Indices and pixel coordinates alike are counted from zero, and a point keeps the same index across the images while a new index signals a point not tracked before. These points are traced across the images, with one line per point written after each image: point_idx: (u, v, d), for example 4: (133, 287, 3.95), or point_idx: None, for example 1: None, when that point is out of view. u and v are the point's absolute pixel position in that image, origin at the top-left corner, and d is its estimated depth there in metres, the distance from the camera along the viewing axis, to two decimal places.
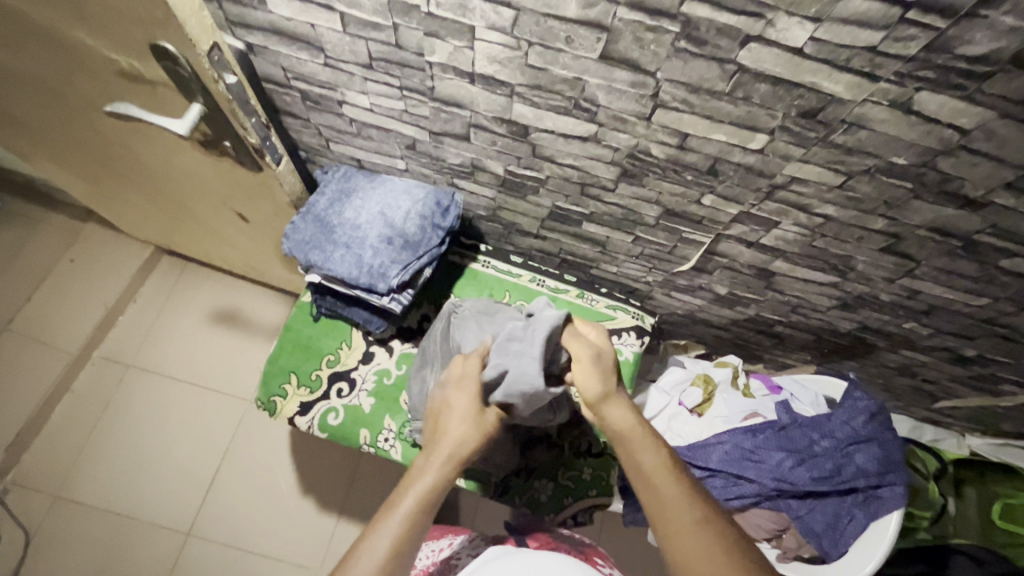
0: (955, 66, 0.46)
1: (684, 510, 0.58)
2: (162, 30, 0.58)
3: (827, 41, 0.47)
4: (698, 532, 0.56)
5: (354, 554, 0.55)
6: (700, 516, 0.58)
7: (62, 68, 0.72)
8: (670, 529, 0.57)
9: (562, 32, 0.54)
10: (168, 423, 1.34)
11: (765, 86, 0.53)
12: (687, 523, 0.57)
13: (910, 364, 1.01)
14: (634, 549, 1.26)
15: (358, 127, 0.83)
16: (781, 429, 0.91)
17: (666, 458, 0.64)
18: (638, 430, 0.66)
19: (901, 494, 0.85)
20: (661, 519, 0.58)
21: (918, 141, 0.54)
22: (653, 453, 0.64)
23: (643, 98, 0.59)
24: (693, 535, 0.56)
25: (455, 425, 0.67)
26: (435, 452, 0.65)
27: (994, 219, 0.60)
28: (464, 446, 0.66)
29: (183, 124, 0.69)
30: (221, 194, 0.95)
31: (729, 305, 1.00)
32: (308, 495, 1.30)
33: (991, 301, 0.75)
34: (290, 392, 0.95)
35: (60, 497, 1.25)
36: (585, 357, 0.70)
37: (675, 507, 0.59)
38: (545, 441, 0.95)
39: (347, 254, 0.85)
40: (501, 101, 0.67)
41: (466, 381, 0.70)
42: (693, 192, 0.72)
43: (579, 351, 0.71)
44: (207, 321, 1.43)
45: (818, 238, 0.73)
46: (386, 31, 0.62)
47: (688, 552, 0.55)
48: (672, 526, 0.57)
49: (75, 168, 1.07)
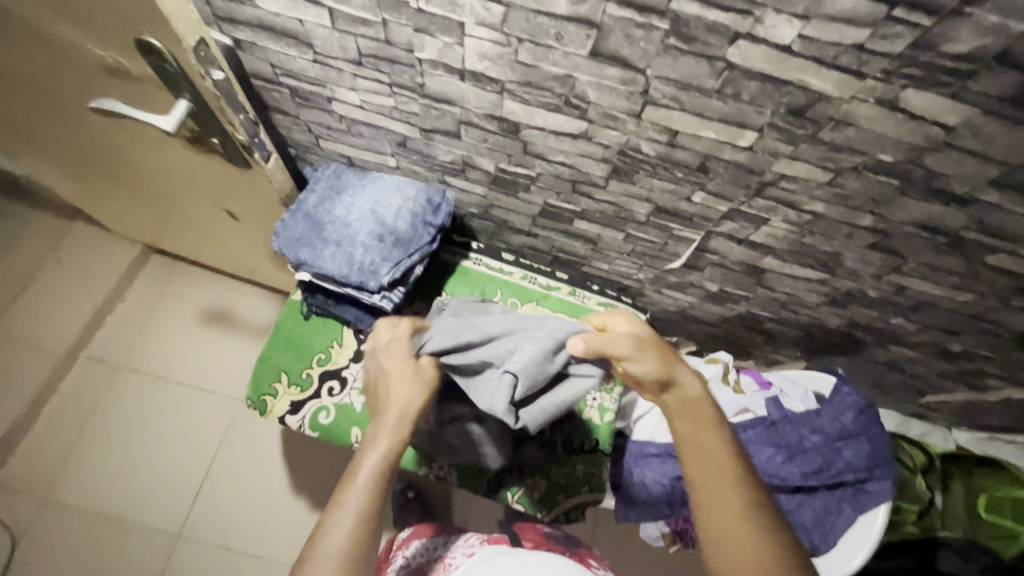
0: (940, 63, 0.46)
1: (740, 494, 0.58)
2: (148, 25, 0.57)
3: (814, 38, 0.47)
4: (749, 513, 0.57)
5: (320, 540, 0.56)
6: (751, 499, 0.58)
7: (46, 64, 0.71)
8: (721, 509, 0.57)
9: (552, 29, 0.54)
10: (157, 424, 1.32)
11: (754, 84, 0.53)
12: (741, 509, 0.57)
13: (897, 360, 1.02)
14: (626, 545, 1.26)
15: (348, 124, 0.82)
16: (771, 425, 0.93)
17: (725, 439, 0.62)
18: (696, 409, 0.64)
19: (889, 488, 0.85)
20: (715, 500, 0.58)
21: (905, 138, 0.54)
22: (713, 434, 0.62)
23: (633, 96, 0.59)
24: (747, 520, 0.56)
25: (397, 387, 0.69)
26: (388, 416, 0.66)
27: (980, 216, 0.61)
28: (412, 401, 0.67)
29: (169, 120, 0.68)
30: (210, 192, 0.95)
31: (719, 302, 1.01)
32: (300, 494, 1.29)
33: (977, 296, 0.76)
34: (279, 391, 0.94)
35: (48, 498, 1.24)
36: (634, 352, 0.66)
37: (730, 492, 0.58)
38: (535, 438, 0.94)
39: (338, 252, 0.85)
40: (492, 98, 0.67)
41: (393, 345, 0.73)
42: (684, 189, 0.72)
43: (625, 347, 0.66)
44: (197, 320, 1.42)
45: (807, 236, 0.73)
46: (375, 27, 0.61)
47: (739, 536, 0.56)
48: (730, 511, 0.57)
49: (61, 165, 1.06)
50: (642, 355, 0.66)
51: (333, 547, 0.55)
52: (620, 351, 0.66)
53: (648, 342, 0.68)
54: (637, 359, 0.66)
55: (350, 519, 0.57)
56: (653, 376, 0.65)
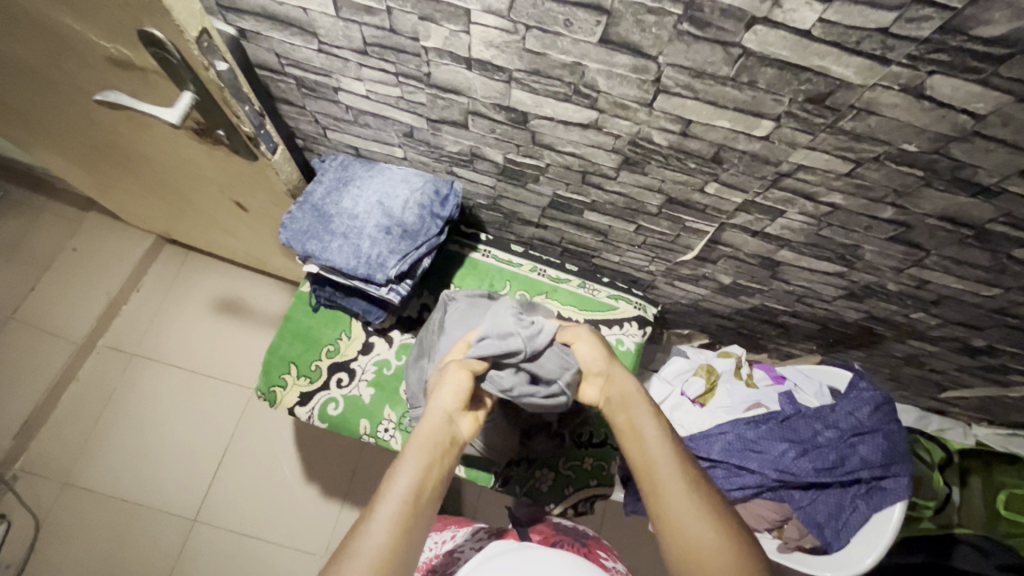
0: (971, 47, 0.44)
1: (676, 478, 0.59)
2: (149, 14, 0.56)
3: (836, 22, 0.45)
4: (690, 496, 0.57)
5: (344, 552, 0.51)
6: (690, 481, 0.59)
7: (51, 55, 0.70)
8: (663, 497, 0.58)
9: (561, 15, 0.52)
10: (174, 412, 1.34)
11: (771, 71, 0.51)
12: (679, 485, 0.58)
13: (917, 354, 1.00)
14: (638, 537, 1.26)
15: (355, 115, 0.81)
16: (785, 420, 0.91)
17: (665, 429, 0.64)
18: (636, 403, 0.67)
19: (905, 485, 0.84)
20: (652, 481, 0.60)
21: (930, 127, 0.52)
22: (653, 421, 0.65)
23: (645, 84, 0.57)
24: (685, 498, 0.57)
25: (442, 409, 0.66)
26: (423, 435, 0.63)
27: (1008, 208, 0.59)
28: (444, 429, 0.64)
29: (174, 113, 0.67)
30: (219, 184, 0.94)
31: (733, 295, 0.99)
32: (311, 483, 1.30)
33: (1003, 290, 0.73)
34: (289, 383, 0.94)
35: (68, 483, 1.26)
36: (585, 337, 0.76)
37: (671, 477, 0.59)
38: (544, 432, 0.93)
39: (345, 244, 0.84)
40: (500, 87, 0.65)
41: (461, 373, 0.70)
42: (697, 180, 0.70)
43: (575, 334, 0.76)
44: (210, 311, 1.42)
45: (825, 228, 0.71)
46: (379, 15, 0.60)
47: (684, 515, 0.56)
48: (670, 493, 0.58)
49: (74, 157, 1.06)
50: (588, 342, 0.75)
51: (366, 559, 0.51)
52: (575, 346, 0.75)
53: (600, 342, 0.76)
54: (585, 344, 0.75)
55: (387, 522, 0.53)
56: (596, 362, 0.74)
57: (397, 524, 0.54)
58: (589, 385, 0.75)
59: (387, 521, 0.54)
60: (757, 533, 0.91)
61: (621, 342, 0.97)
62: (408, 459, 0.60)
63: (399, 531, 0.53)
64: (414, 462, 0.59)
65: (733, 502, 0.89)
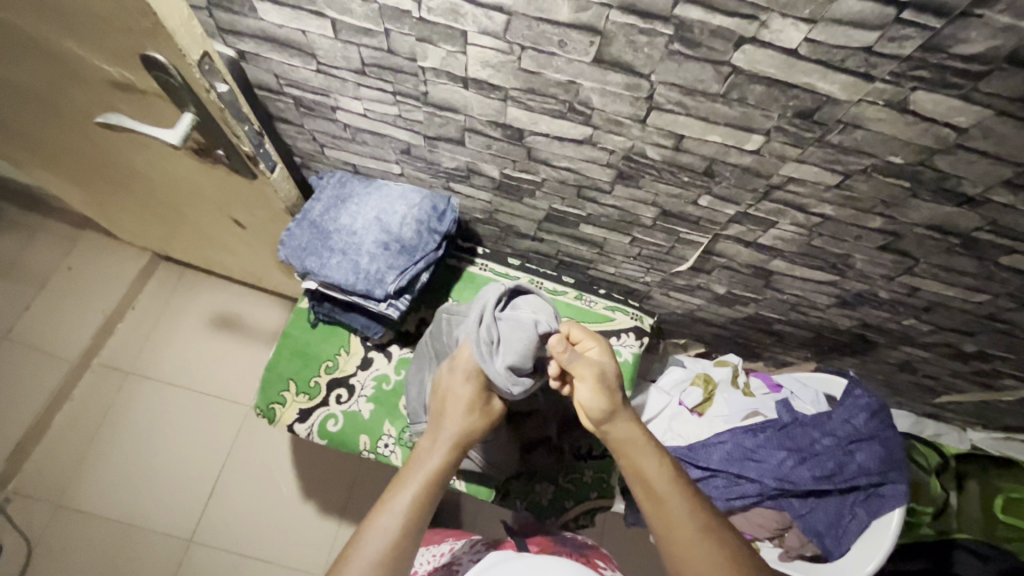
0: (951, 64, 0.45)
1: (686, 518, 0.61)
2: (152, 39, 0.57)
3: (821, 41, 0.46)
4: (698, 540, 0.59)
5: (364, 528, 0.60)
6: (702, 524, 0.60)
7: (52, 77, 0.71)
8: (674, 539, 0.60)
9: (555, 36, 0.54)
10: (170, 430, 1.33)
11: (760, 88, 0.53)
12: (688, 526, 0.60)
13: (910, 360, 1.01)
14: (639, 545, 1.26)
15: (352, 132, 0.82)
16: (782, 428, 0.91)
17: (668, 465, 0.65)
18: (638, 441, 0.67)
19: (903, 492, 0.85)
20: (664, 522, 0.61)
21: (915, 140, 0.53)
22: (657, 462, 0.65)
23: (638, 101, 0.59)
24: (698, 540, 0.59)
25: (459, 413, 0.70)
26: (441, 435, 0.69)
27: (993, 216, 0.60)
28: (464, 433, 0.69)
29: (174, 134, 0.68)
30: (219, 202, 0.95)
31: (727, 305, 1.00)
32: (309, 500, 1.30)
33: (991, 297, 0.75)
34: (289, 400, 0.94)
35: (62, 505, 1.25)
36: (591, 377, 0.66)
37: (680, 521, 0.60)
38: (545, 445, 0.93)
39: (344, 260, 0.85)
40: (495, 105, 0.66)
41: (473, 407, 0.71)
42: (691, 193, 0.71)
43: (584, 367, 0.67)
44: (207, 328, 1.42)
45: (816, 238, 0.73)
46: (378, 37, 0.61)
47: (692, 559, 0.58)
48: (678, 534, 0.60)
49: (71, 177, 1.06)
50: (599, 379, 0.67)
51: (378, 542, 0.59)
52: (579, 372, 0.67)
53: (609, 374, 0.68)
54: (585, 383, 0.67)
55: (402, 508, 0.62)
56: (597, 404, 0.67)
57: (401, 525, 0.60)
58: (586, 418, 0.70)
59: (383, 540, 0.59)
60: (758, 542, 0.91)
61: (619, 353, 0.97)
62: (429, 455, 0.67)
63: (394, 544, 0.59)
64: (441, 453, 0.67)
65: (731, 512, 0.89)
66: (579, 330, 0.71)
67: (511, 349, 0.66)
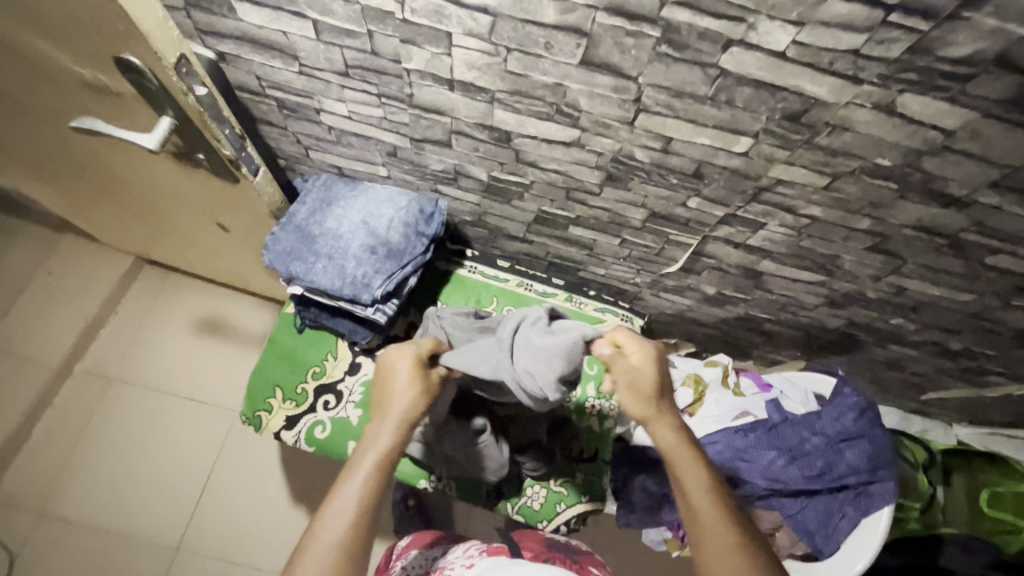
0: (939, 67, 0.45)
1: (720, 534, 0.58)
2: (127, 42, 0.56)
3: (809, 44, 0.46)
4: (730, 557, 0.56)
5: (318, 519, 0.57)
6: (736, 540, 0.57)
7: (25, 80, 0.69)
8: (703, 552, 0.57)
9: (541, 38, 0.53)
10: (155, 436, 1.31)
11: (748, 90, 0.52)
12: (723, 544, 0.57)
13: (898, 358, 1.02)
14: (631, 546, 1.26)
15: (337, 134, 0.81)
16: (772, 428, 0.92)
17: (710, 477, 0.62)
18: (681, 449, 0.64)
19: (891, 490, 0.83)
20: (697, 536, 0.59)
21: (902, 142, 0.53)
22: (698, 473, 0.62)
23: (626, 103, 0.58)
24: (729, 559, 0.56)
25: (402, 388, 0.67)
26: (389, 413, 0.65)
27: (980, 218, 0.60)
28: (416, 407, 0.66)
29: (151, 138, 0.67)
30: (201, 206, 0.93)
31: (717, 305, 1.00)
32: (298, 506, 1.28)
33: (977, 296, 0.75)
34: (275, 407, 0.93)
35: (44, 515, 1.23)
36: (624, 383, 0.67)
37: (712, 536, 0.58)
38: (534, 448, 0.89)
39: (330, 265, 0.83)
40: (481, 107, 0.65)
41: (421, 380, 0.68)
42: (680, 195, 0.71)
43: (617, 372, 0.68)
44: (193, 333, 1.40)
45: (805, 239, 0.72)
46: (360, 38, 0.60)
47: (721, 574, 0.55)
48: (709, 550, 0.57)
49: (49, 181, 1.04)
50: (632, 385, 0.67)
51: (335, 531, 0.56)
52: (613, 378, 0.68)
53: (646, 379, 0.67)
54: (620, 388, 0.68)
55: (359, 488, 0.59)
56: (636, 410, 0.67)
57: (359, 510, 0.57)
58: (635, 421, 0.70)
59: (340, 527, 0.56)
60: None
61: None
62: (379, 435, 0.64)
63: (355, 527, 0.56)
64: (390, 430, 0.64)
65: None
66: (623, 334, 0.70)
67: (556, 354, 0.64)
